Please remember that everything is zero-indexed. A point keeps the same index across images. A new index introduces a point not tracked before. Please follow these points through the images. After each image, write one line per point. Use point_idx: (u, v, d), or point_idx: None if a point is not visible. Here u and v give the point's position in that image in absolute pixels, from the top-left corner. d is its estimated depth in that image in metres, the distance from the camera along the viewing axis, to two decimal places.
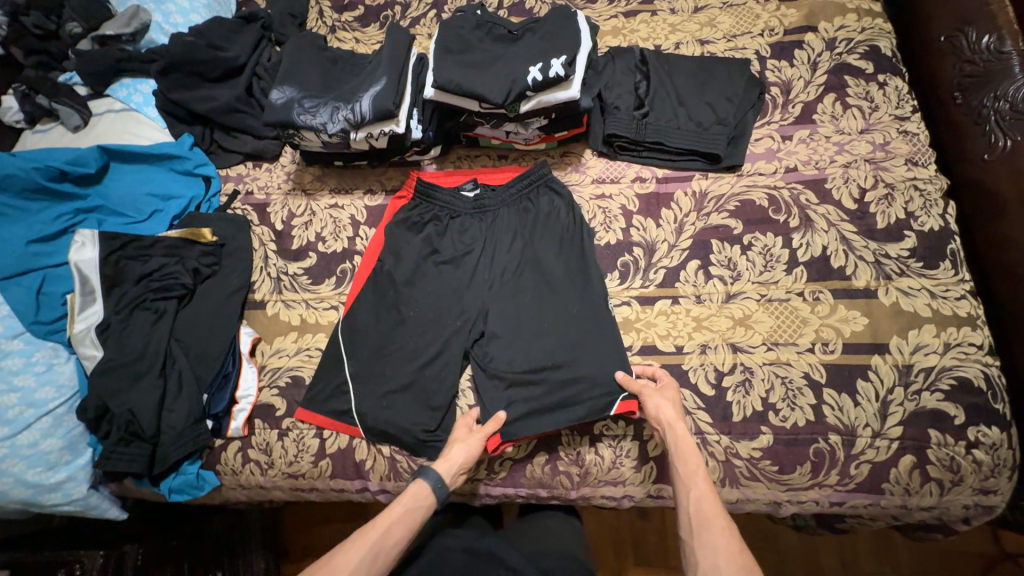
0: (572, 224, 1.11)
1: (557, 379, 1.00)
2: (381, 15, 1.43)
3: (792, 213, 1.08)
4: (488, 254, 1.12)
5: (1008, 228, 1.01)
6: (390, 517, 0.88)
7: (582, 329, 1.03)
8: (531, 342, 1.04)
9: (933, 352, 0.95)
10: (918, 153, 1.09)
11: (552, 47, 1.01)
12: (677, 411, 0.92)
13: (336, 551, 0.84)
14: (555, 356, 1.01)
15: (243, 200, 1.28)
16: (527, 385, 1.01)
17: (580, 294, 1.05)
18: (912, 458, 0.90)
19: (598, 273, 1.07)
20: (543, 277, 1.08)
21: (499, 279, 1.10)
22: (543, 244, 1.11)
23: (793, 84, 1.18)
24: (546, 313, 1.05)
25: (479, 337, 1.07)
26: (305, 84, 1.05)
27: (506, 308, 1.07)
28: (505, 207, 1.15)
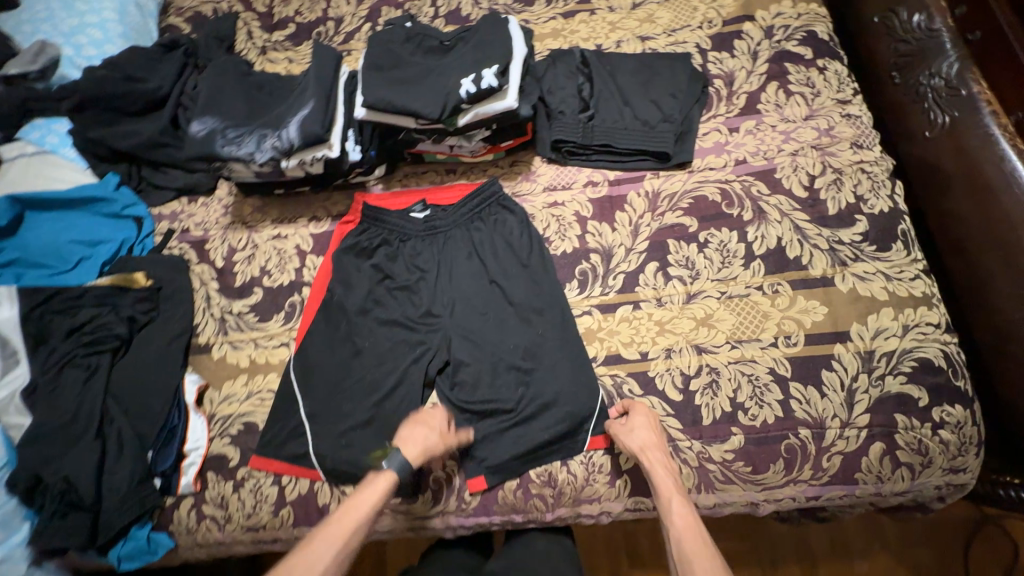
0: (526, 239, 1.08)
1: (525, 403, 0.97)
2: (314, 33, 1.38)
3: (745, 206, 1.06)
4: (445, 277, 1.08)
5: (954, 204, 1.01)
6: (353, 515, 0.84)
7: (547, 348, 1.00)
8: (496, 366, 1.00)
9: (893, 335, 0.94)
10: (862, 136, 1.09)
11: (485, 56, 0.98)
12: (649, 438, 0.88)
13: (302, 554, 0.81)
14: (521, 378, 0.99)
15: (179, 239, 1.21)
16: (495, 411, 0.98)
17: (541, 312, 1.03)
18: (881, 445, 0.90)
19: (556, 287, 1.04)
20: (502, 298, 1.05)
21: (457, 303, 1.06)
22: (498, 263, 1.07)
23: (736, 75, 1.17)
24: (509, 334, 1.02)
25: (442, 366, 1.03)
26: (226, 113, 0.99)
27: (467, 333, 1.03)
28: (457, 224, 1.11)
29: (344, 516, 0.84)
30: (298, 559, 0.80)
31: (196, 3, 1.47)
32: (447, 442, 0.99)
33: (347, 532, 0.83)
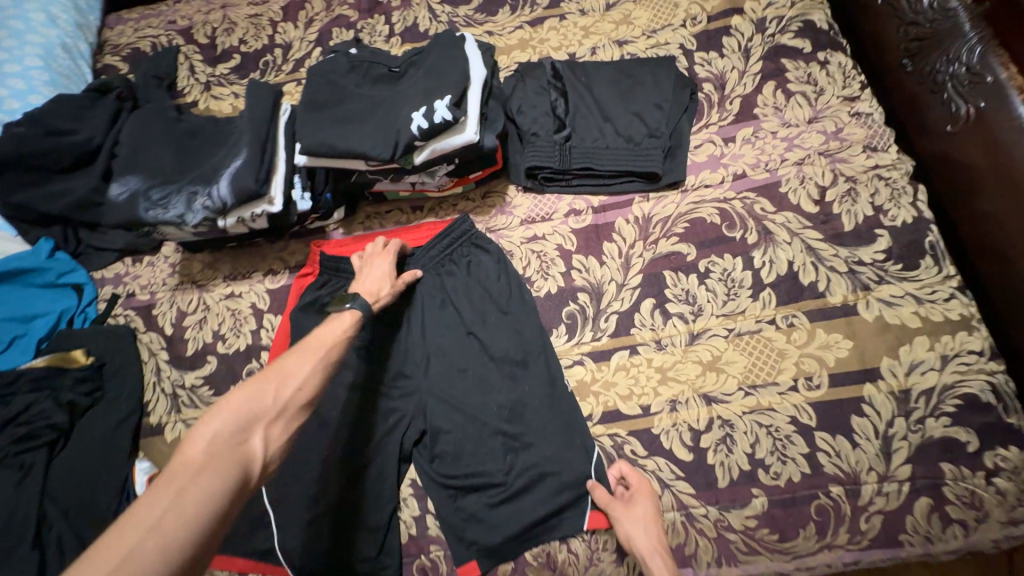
0: (501, 279, 0.96)
1: (513, 473, 0.85)
2: (261, 62, 1.26)
3: (748, 227, 0.94)
4: (416, 329, 0.96)
5: (993, 204, 0.86)
6: (325, 336, 0.76)
7: (534, 405, 0.88)
8: (478, 433, 0.88)
9: (931, 369, 0.82)
10: (875, 136, 0.96)
11: (437, 82, 0.85)
12: (656, 532, 0.78)
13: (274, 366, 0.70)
14: (508, 444, 0.87)
15: (125, 305, 1.10)
16: (481, 484, 0.86)
17: (524, 364, 0.91)
18: (927, 501, 0.77)
19: (539, 333, 0.92)
20: (480, 349, 0.93)
21: (432, 359, 0.94)
22: (472, 309, 0.95)
23: (727, 77, 1.05)
24: (490, 393, 0.90)
25: (419, 436, 0.91)
26: (151, 170, 0.88)
27: (444, 395, 0.91)
28: (425, 268, 0.99)
29: (313, 339, 0.75)
30: (269, 375, 0.68)
31: (133, 39, 1.35)
32: (429, 524, 0.87)
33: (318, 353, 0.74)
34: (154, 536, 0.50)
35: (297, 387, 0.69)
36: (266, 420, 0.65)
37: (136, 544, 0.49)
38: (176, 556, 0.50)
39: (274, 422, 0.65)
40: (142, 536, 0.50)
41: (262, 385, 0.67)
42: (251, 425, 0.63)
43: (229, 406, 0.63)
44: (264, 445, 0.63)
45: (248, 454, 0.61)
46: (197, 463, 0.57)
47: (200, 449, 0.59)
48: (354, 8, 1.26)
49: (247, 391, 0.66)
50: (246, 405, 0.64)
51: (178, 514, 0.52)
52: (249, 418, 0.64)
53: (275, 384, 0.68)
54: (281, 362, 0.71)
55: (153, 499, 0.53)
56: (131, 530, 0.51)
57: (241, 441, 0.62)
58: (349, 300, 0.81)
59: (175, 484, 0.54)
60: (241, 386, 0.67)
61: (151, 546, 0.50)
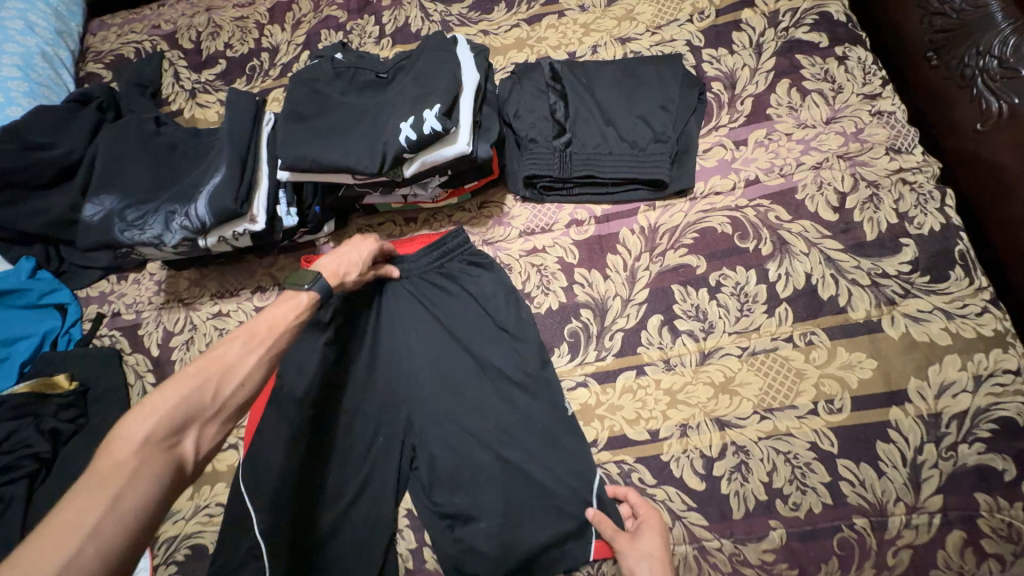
0: (496, 292, 0.91)
1: (509, 502, 0.80)
2: (247, 67, 1.20)
3: (762, 237, 0.88)
4: (406, 346, 0.91)
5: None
6: (273, 323, 0.69)
7: (531, 429, 0.83)
8: (472, 457, 0.83)
9: (963, 391, 0.75)
10: (899, 137, 0.90)
11: (426, 88, 0.80)
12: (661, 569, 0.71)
13: (210, 355, 0.63)
14: (504, 470, 0.82)
15: (110, 325, 1.06)
16: (475, 512, 0.81)
17: (521, 384, 0.85)
18: (960, 534, 0.71)
19: (536, 351, 0.87)
20: (475, 368, 0.88)
21: (423, 377, 0.89)
22: (466, 325, 0.90)
23: (738, 75, 0.98)
24: (485, 415, 0.85)
25: (411, 460, 0.87)
26: (128, 189, 0.86)
27: (436, 416, 0.87)
28: (417, 280, 0.94)
29: (260, 328, 0.68)
30: (203, 369, 0.61)
31: (117, 45, 1.30)
32: (427, 556, 0.83)
33: (263, 343, 0.67)
34: (90, 548, 0.46)
35: (240, 380, 0.63)
36: (204, 419, 0.59)
37: (68, 559, 0.44)
38: (113, 565, 0.47)
39: (213, 419, 0.60)
40: (74, 550, 0.45)
41: (198, 380, 0.60)
42: (188, 423, 0.58)
43: (162, 401, 0.57)
44: (199, 445, 0.58)
45: (184, 454, 0.56)
46: (129, 466, 0.52)
47: (132, 451, 0.52)
48: (343, 9, 1.20)
49: (183, 385, 0.59)
50: (178, 404, 0.57)
51: (113, 523, 0.48)
52: (187, 416, 0.58)
53: (212, 379, 0.61)
54: (220, 351, 0.64)
55: (80, 509, 0.47)
56: (57, 542, 0.45)
57: (176, 442, 0.56)
58: (310, 283, 0.74)
59: (105, 490, 0.49)
60: (172, 380, 0.59)
61: (86, 557, 0.45)
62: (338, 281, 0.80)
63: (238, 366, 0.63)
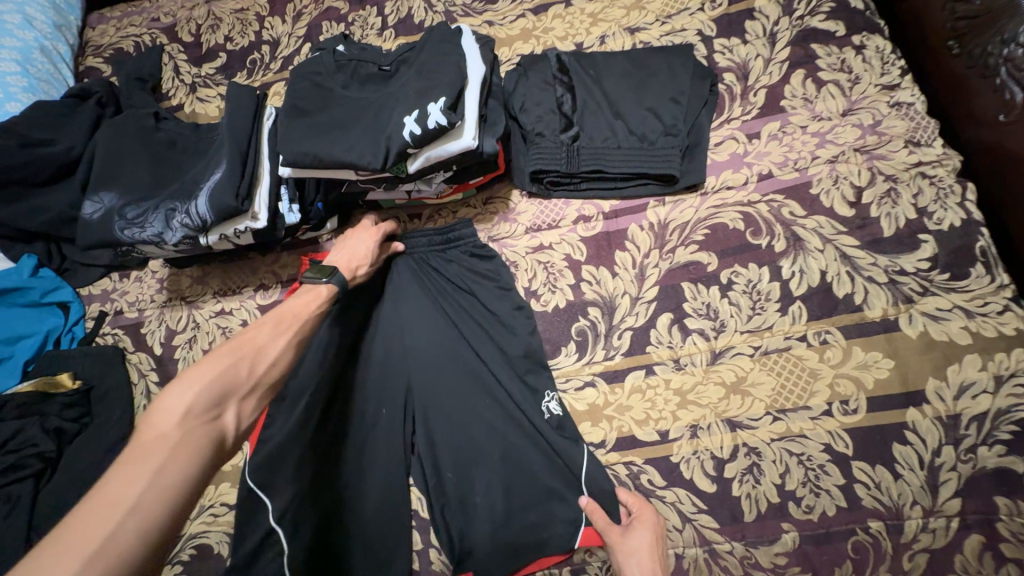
0: (494, 281, 0.90)
1: (506, 496, 0.79)
2: (247, 61, 1.18)
3: (776, 233, 0.86)
4: (404, 334, 0.89)
5: None
6: (296, 310, 0.70)
7: (529, 421, 0.82)
8: (472, 450, 0.82)
9: (983, 392, 0.73)
10: (918, 129, 0.87)
11: (430, 81, 0.78)
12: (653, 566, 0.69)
13: (238, 340, 0.64)
14: (502, 464, 0.80)
15: (113, 323, 1.05)
16: (472, 506, 0.80)
17: (520, 375, 0.84)
18: (978, 538, 0.69)
19: (535, 342, 0.86)
20: (473, 358, 0.86)
21: (422, 369, 0.87)
22: (465, 314, 0.89)
23: (751, 66, 0.96)
24: (484, 407, 0.84)
25: (409, 452, 0.85)
26: (128, 187, 0.85)
27: (435, 408, 0.85)
28: (418, 269, 0.92)
29: (288, 311, 0.69)
30: (236, 350, 0.62)
31: (116, 39, 1.28)
32: (433, 559, 0.81)
33: (290, 328, 0.68)
34: (133, 519, 0.45)
35: (273, 360, 0.64)
36: (241, 395, 0.59)
37: (114, 527, 0.44)
38: (155, 537, 0.46)
39: (250, 396, 0.60)
40: (121, 518, 0.45)
41: (233, 359, 0.61)
42: (225, 398, 0.58)
43: (200, 376, 0.57)
44: (238, 421, 0.58)
45: (223, 428, 0.56)
46: (172, 438, 0.51)
47: (174, 423, 0.52)
48: None
49: (219, 362, 0.59)
50: (215, 380, 0.58)
51: (159, 492, 0.47)
52: (224, 391, 0.58)
53: (244, 360, 0.61)
54: (253, 333, 0.65)
55: (124, 479, 0.47)
56: (102, 512, 0.45)
57: (215, 416, 0.56)
58: (328, 276, 0.75)
59: (149, 460, 0.49)
60: (205, 360, 0.60)
61: (131, 527, 0.45)
62: (353, 275, 0.82)
63: (268, 348, 0.64)
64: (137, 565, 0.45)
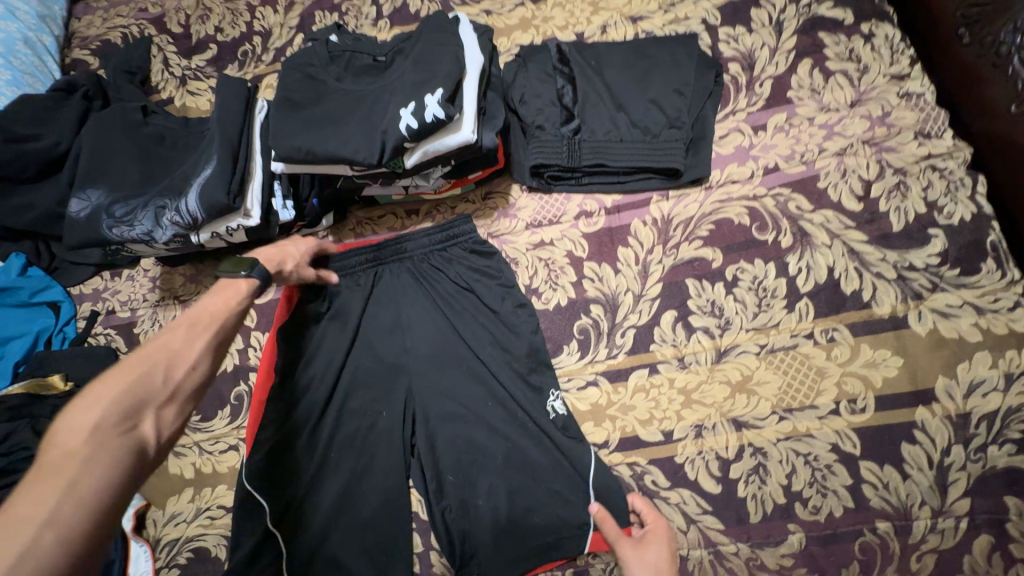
0: (495, 278, 0.87)
1: (509, 498, 0.77)
2: (239, 52, 1.15)
3: (782, 228, 0.84)
4: (404, 332, 0.87)
5: None
6: (219, 306, 0.66)
7: (532, 422, 0.80)
8: (474, 452, 0.81)
9: (994, 390, 0.72)
10: (928, 121, 0.84)
11: (426, 72, 0.75)
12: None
13: (148, 345, 0.59)
14: (504, 465, 0.79)
15: (105, 323, 1.03)
16: (474, 508, 0.79)
17: (523, 374, 0.82)
18: (988, 539, 0.68)
19: (537, 340, 0.84)
20: (474, 358, 0.85)
21: (422, 370, 0.85)
22: (465, 313, 0.87)
23: (757, 55, 0.93)
24: (486, 407, 0.82)
25: (411, 453, 0.84)
26: (116, 184, 0.83)
27: (436, 409, 0.84)
28: (416, 265, 0.90)
29: (204, 313, 0.65)
30: (146, 357, 0.57)
31: (103, 30, 1.25)
32: (433, 561, 0.81)
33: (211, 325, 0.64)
34: (49, 535, 0.43)
35: (193, 362, 0.60)
36: (160, 402, 0.56)
37: (21, 550, 0.41)
38: (78, 549, 0.44)
39: (169, 401, 0.57)
40: (29, 540, 0.42)
41: (144, 365, 0.57)
42: (142, 406, 0.54)
43: (111, 388, 0.53)
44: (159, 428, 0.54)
45: (144, 436, 0.53)
46: (83, 452, 0.48)
47: (83, 438, 0.48)
48: None
49: (131, 371, 0.55)
50: (127, 393, 0.54)
51: (73, 505, 0.45)
52: (139, 400, 0.54)
53: (158, 367, 0.57)
54: (165, 337, 0.60)
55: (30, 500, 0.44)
56: (8, 534, 0.42)
57: (132, 425, 0.52)
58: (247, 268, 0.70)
59: (60, 477, 0.46)
60: (112, 373, 0.55)
61: (46, 543, 0.42)
62: (275, 267, 0.76)
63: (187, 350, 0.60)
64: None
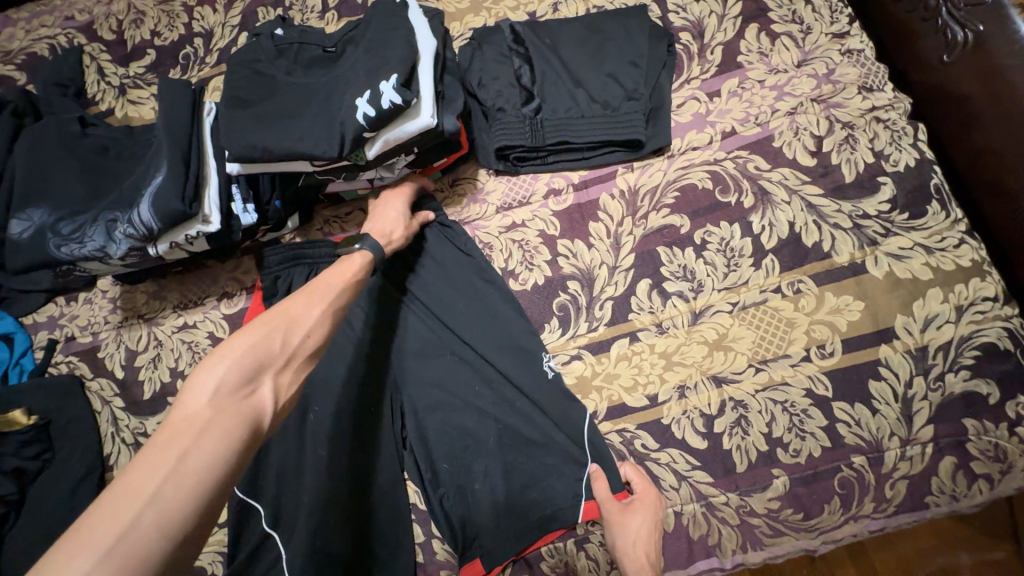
0: (469, 265, 0.87)
1: (504, 477, 0.78)
2: (180, 56, 1.10)
3: (743, 189, 0.87)
4: (382, 330, 0.87)
5: (988, 134, 0.75)
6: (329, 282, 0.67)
7: (521, 399, 0.81)
8: (465, 435, 0.81)
9: (946, 322, 0.77)
10: (870, 75, 0.88)
11: (380, 58, 0.73)
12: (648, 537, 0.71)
13: (274, 312, 0.61)
14: (497, 446, 0.80)
15: (65, 350, 0.97)
16: (471, 492, 0.79)
17: (508, 355, 0.83)
18: (951, 460, 0.73)
19: (518, 320, 0.84)
20: (457, 345, 0.85)
21: (407, 359, 0.86)
22: (444, 301, 0.86)
23: (705, 23, 0.95)
24: (473, 391, 0.82)
25: (403, 445, 0.84)
26: (61, 201, 0.78)
27: (424, 398, 0.84)
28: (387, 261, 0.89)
29: (322, 284, 0.66)
30: (265, 325, 0.59)
31: (28, 43, 1.17)
32: (437, 549, 0.80)
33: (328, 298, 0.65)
34: (154, 509, 0.43)
35: (308, 332, 0.61)
36: (276, 369, 0.57)
37: (134, 518, 0.42)
38: (177, 529, 0.44)
39: (285, 369, 0.58)
40: (136, 514, 0.42)
41: (267, 332, 0.58)
42: (258, 374, 0.55)
43: (233, 352, 0.55)
44: (275, 396, 0.55)
45: (258, 404, 0.54)
46: (200, 419, 0.49)
47: (203, 403, 0.50)
48: None
49: (254, 337, 0.57)
50: (245, 361, 0.55)
51: (185, 476, 0.45)
52: (255, 368, 0.55)
53: (276, 334, 0.58)
54: (288, 306, 0.62)
55: (150, 466, 0.45)
56: (126, 498, 0.43)
57: (249, 392, 0.54)
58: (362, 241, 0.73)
59: (176, 446, 0.46)
60: (240, 332, 0.57)
61: (151, 518, 0.42)
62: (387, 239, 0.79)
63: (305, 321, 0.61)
64: (160, 560, 0.42)
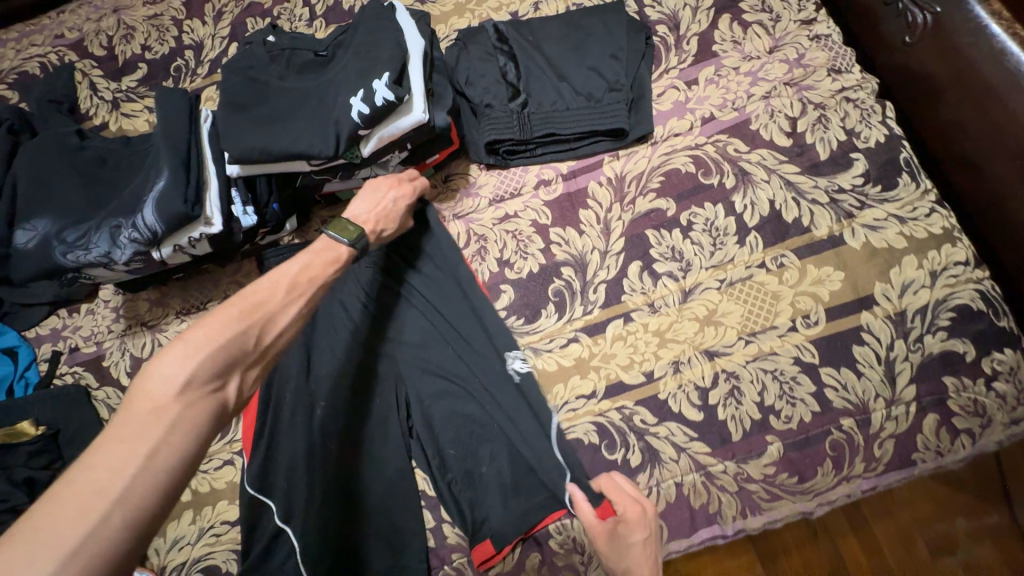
0: (452, 262, 0.89)
1: (511, 458, 0.81)
2: (172, 68, 1.12)
3: (724, 170, 0.90)
4: (383, 324, 0.89)
5: (952, 110, 0.79)
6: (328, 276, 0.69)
7: (506, 390, 0.83)
8: (470, 421, 0.84)
9: (923, 288, 0.81)
10: (838, 58, 0.93)
11: (370, 59, 0.76)
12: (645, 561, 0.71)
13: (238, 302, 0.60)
14: (500, 430, 0.82)
15: (70, 361, 0.99)
16: (479, 476, 0.82)
17: (494, 348, 0.85)
18: (934, 417, 0.77)
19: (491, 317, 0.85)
20: (456, 334, 0.87)
21: (409, 350, 0.88)
22: (439, 294, 0.89)
23: (680, 16, 0.99)
24: (472, 379, 0.85)
25: (410, 433, 0.86)
26: (65, 211, 0.80)
27: (429, 387, 0.86)
28: (382, 257, 0.91)
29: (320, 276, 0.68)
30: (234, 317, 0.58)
31: (18, 61, 1.18)
32: (448, 533, 0.82)
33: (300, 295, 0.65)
34: (121, 509, 0.45)
35: (281, 328, 0.62)
36: (249, 364, 0.58)
37: (100, 520, 0.44)
38: (143, 527, 0.46)
39: (255, 364, 0.59)
40: (102, 514, 0.44)
41: (235, 324, 0.58)
42: (231, 369, 0.56)
43: (200, 343, 0.54)
44: (242, 392, 0.57)
45: (225, 400, 0.55)
46: (166, 417, 0.50)
47: (171, 397, 0.51)
48: None
49: (225, 330, 0.57)
50: (212, 355, 0.55)
51: (152, 478, 0.47)
52: (229, 363, 0.56)
53: (243, 326, 0.58)
54: (263, 296, 0.62)
55: (113, 466, 0.46)
56: (89, 496, 0.44)
57: (220, 387, 0.55)
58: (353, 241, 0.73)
59: (141, 445, 0.48)
60: (204, 323, 0.57)
61: (115, 519, 0.44)
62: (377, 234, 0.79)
63: (275, 315, 0.62)
64: (127, 553, 0.45)
